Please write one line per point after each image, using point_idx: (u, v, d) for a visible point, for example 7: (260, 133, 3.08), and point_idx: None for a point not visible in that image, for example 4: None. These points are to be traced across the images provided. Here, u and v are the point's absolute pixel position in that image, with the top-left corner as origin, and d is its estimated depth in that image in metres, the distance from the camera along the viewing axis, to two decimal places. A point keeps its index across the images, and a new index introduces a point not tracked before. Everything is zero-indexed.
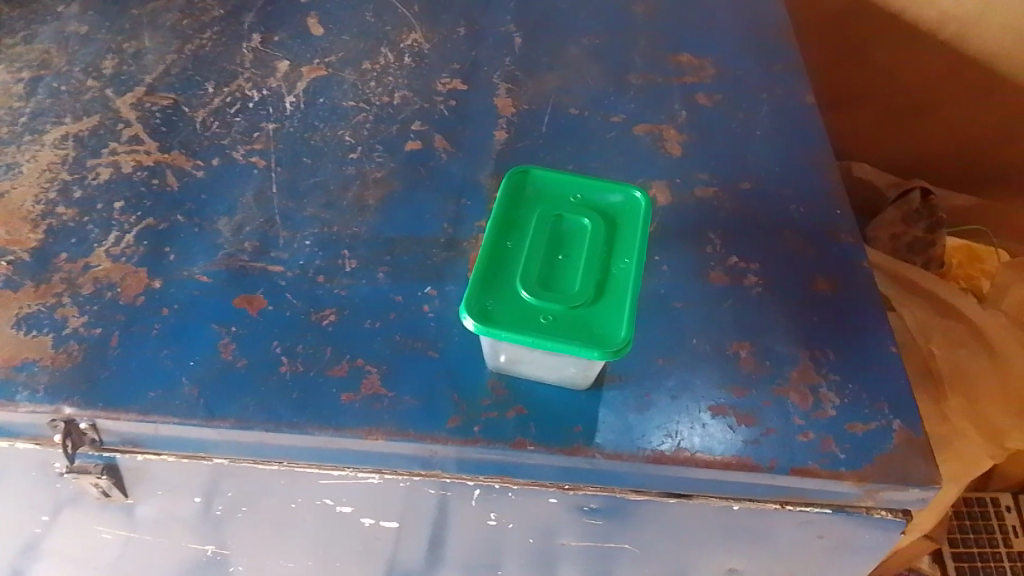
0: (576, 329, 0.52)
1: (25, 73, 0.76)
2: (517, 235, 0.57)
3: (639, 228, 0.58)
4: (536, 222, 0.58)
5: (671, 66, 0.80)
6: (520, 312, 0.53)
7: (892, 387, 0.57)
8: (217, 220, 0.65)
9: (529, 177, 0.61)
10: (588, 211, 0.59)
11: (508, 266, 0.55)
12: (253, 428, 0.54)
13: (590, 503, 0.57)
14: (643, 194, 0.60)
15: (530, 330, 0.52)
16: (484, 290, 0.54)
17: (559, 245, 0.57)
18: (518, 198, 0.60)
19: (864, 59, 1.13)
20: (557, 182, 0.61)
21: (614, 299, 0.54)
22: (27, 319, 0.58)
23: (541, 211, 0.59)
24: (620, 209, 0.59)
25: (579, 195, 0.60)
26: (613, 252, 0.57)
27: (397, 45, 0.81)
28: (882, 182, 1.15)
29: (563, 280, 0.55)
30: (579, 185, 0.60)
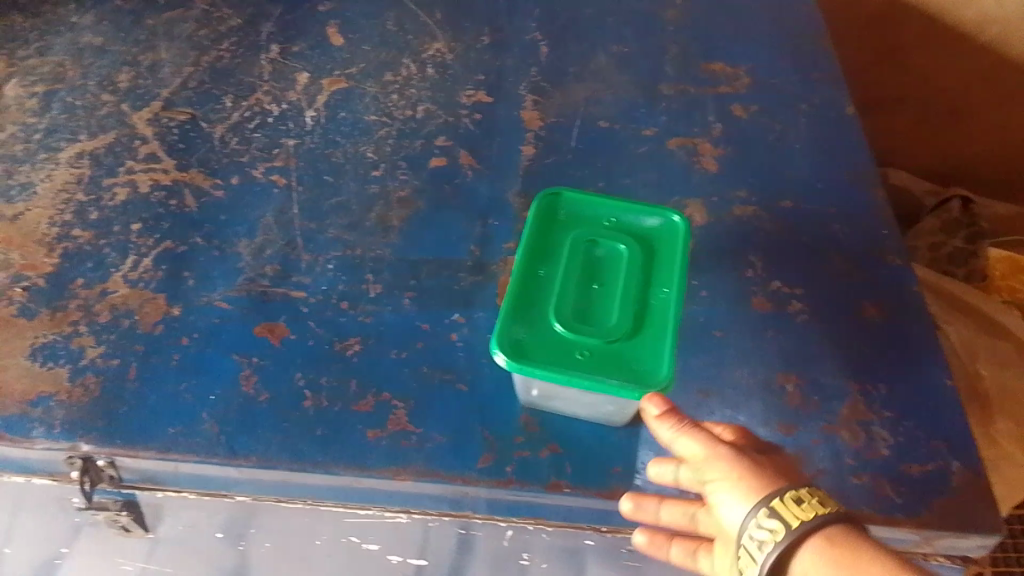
0: (614, 365, 0.49)
1: (39, 87, 0.74)
2: (550, 263, 0.55)
3: (678, 255, 0.55)
4: (569, 248, 0.55)
5: (704, 76, 0.77)
6: (555, 347, 0.50)
7: (946, 424, 0.54)
8: (237, 242, 0.63)
9: (561, 202, 0.58)
10: (623, 237, 0.56)
11: (542, 297, 0.53)
12: (277, 467, 0.52)
13: (627, 544, 0.55)
14: (681, 219, 0.57)
15: (566, 366, 0.49)
16: (516, 323, 0.51)
17: (594, 274, 0.54)
18: (550, 223, 0.57)
19: (899, 65, 1.08)
20: (589, 206, 0.58)
21: (654, 332, 0.51)
22: (42, 349, 0.56)
23: (574, 236, 0.56)
24: (657, 235, 0.57)
25: (612, 220, 0.57)
26: (650, 280, 0.54)
27: (420, 55, 0.78)
28: (916, 189, 1.11)
29: (600, 312, 0.52)
30: (612, 209, 0.58)
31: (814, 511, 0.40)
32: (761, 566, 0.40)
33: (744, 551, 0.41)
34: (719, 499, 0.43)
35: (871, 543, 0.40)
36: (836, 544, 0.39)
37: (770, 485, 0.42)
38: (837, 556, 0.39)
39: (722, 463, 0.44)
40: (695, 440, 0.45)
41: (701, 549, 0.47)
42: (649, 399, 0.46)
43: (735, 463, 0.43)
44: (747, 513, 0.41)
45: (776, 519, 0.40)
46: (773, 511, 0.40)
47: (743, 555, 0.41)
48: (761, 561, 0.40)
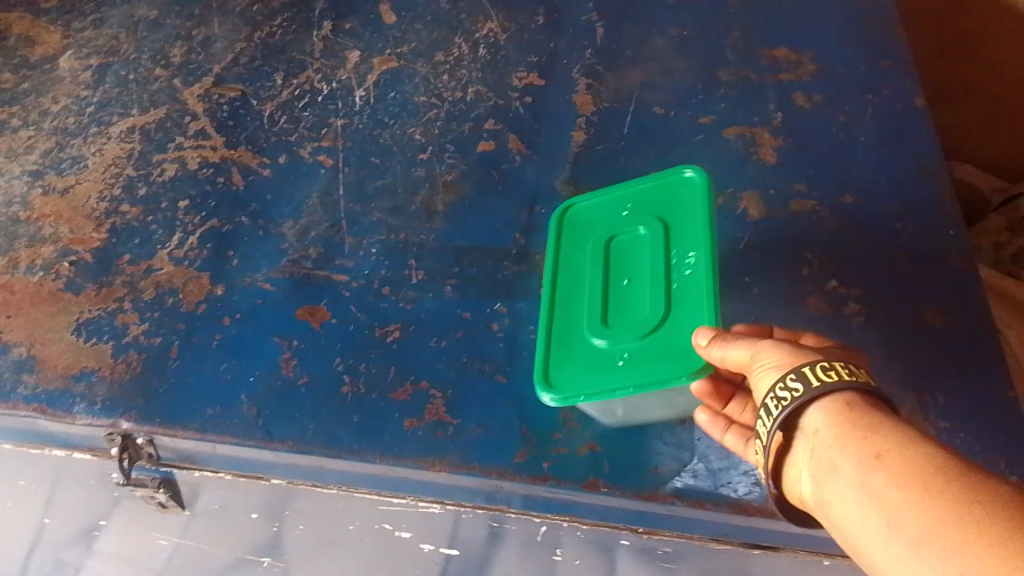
0: (656, 356, 0.47)
1: (94, 59, 0.74)
2: (576, 275, 0.54)
3: (696, 210, 0.53)
4: (591, 253, 0.55)
5: (766, 62, 0.74)
6: (599, 365, 0.49)
7: (1010, 441, 0.51)
8: (282, 223, 0.62)
9: (577, 212, 0.58)
10: (642, 220, 0.55)
11: (573, 313, 0.52)
12: (312, 453, 0.51)
13: (664, 547, 0.54)
14: (693, 172, 0.54)
15: (611, 380, 0.47)
16: (553, 352, 0.51)
17: (621, 267, 0.53)
18: (570, 235, 0.57)
19: (972, 54, 1.03)
20: (605, 205, 0.57)
21: (688, 303, 0.49)
22: (87, 325, 0.57)
23: (596, 238, 0.55)
24: (676, 198, 0.54)
25: (630, 205, 0.56)
26: (676, 247, 0.52)
27: (472, 35, 0.76)
28: (984, 185, 1.05)
29: (633, 307, 0.50)
30: (628, 197, 0.57)
31: (840, 377, 0.39)
32: (773, 423, 0.40)
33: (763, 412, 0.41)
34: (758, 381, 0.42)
35: (895, 413, 0.38)
36: (854, 408, 0.38)
37: (807, 360, 0.41)
38: (851, 417, 0.38)
39: (765, 351, 0.42)
40: (738, 353, 0.42)
41: (755, 440, 0.46)
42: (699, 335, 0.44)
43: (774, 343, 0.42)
44: (777, 377, 0.40)
45: (797, 383, 0.39)
46: (801, 377, 0.39)
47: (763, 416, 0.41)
48: (775, 417, 0.40)
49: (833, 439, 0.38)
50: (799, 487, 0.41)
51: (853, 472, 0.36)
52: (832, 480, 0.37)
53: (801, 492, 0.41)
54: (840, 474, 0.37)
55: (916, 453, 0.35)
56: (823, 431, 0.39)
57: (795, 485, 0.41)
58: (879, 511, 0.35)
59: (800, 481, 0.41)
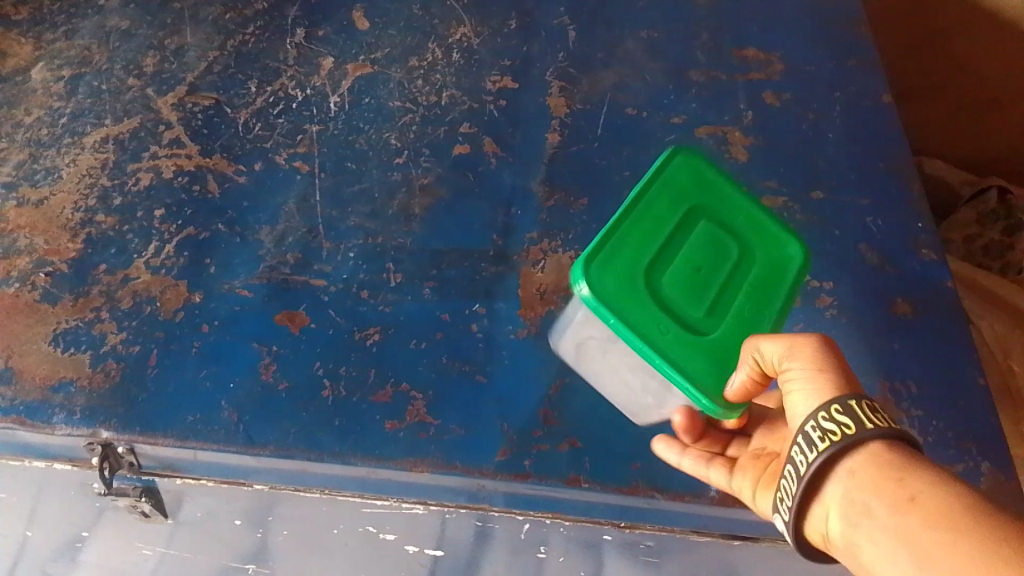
0: (691, 356, 0.48)
1: (66, 70, 0.74)
2: (656, 225, 0.51)
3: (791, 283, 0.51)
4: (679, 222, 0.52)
5: (736, 61, 0.74)
6: (640, 312, 0.48)
7: (977, 426, 0.53)
8: (259, 230, 0.62)
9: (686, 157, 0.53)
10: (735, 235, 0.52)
11: (636, 253, 0.50)
12: (294, 457, 0.52)
13: (646, 540, 0.55)
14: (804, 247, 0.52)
15: (639, 334, 0.47)
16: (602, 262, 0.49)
17: (692, 260, 0.51)
18: (671, 183, 0.53)
19: (939, 53, 1.04)
20: (728, 189, 0.53)
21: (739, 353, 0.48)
22: (64, 335, 0.56)
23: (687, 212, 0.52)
24: (783, 245, 0.52)
25: (738, 214, 0.53)
26: (751, 296, 0.51)
27: (446, 40, 0.76)
28: (955, 178, 1.07)
29: (688, 300, 0.49)
30: (738, 200, 0.53)
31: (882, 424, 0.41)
32: (813, 456, 0.42)
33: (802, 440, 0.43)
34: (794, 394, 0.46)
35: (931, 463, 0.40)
36: (892, 456, 0.40)
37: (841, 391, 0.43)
38: (891, 462, 0.40)
39: (800, 365, 0.45)
40: (768, 351, 0.45)
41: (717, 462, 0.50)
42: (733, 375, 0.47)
43: (817, 348, 0.45)
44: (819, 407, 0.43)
45: (849, 421, 0.41)
46: (845, 408, 0.42)
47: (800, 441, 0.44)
48: (818, 451, 0.42)
49: (872, 485, 0.40)
50: (823, 523, 0.43)
51: (888, 516, 0.39)
52: (865, 523, 0.40)
53: (826, 530, 0.43)
54: (874, 517, 0.39)
55: (950, 496, 0.37)
56: (859, 473, 0.41)
57: (819, 520, 0.43)
58: (910, 555, 0.37)
59: (827, 521, 0.43)
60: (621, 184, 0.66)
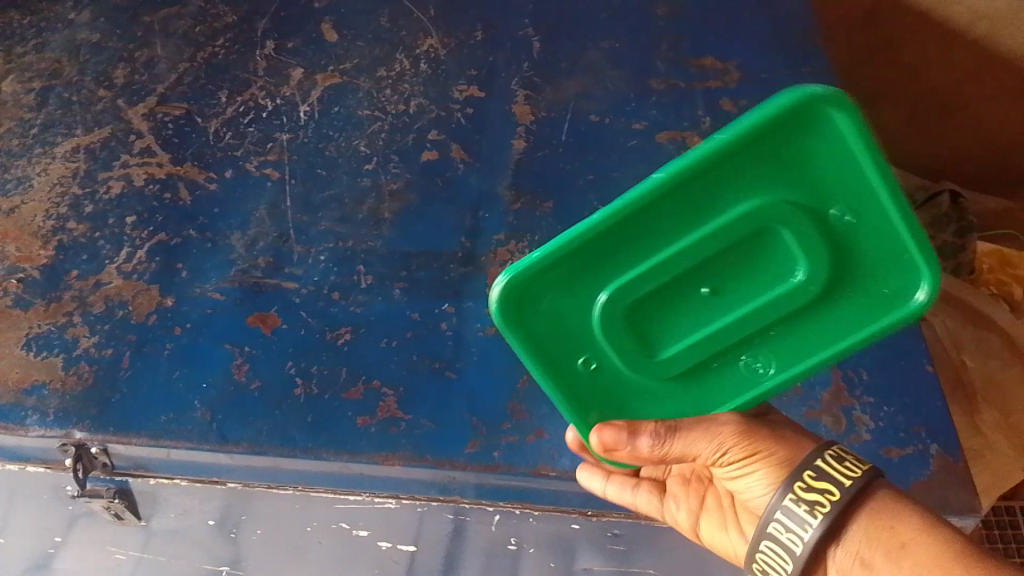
0: (603, 387, 0.51)
1: (36, 83, 0.75)
2: (716, 199, 0.44)
3: (852, 321, 0.48)
4: (758, 190, 0.44)
5: (694, 70, 0.77)
6: (567, 335, 0.49)
7: (927, 410, 0.56)
8: (230, 235, 0.63)
9: (841, 128, 0.41)
10: (820, 260, 0.45)
11: (654, 240, 0.46)
12: (267, 453, 0.53)
13: (613, 528, 0.57)
14: (930, 300, 0.46)
15: (558, 352, 0.50)
16: (578, 263, 0.47)
17: (726, 272, 0.47)
18: (785, 135, 0.42)
19: (892, 63, 1.08)
20: (837, 185, 0.43)
21: (700, 382, 0.51)
22: (37, 339, 0.57)
23: (790, 189, 0.44)
24: (876, 278, 0.46)
25: (849, 211, 0.44)
26: (781, 322, 0.48)
27: (413, 51, 0.78)
28: (910, 184, 1.11)
29: (676, 307, 0.48)
30: (868, 203, 0.44)
31: (859, 468, 0.44)
32: (812, 530, 0.44)
33: (790, 518, 0.45)
34: (745, 477, 0.49)
35: (902, 495, 0.45)
36: (878, 509, 0.44)
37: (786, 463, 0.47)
38: (880, 507, 0.44)
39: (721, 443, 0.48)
40: (698, 449, 0.48)
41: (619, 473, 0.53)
42: (604, 428, 0.48)
43: (741, 424, 0.48)
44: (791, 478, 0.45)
45: (834, 480, 0.44)
46: (820, 472, 0.45)
47: (782, 519, 0.45)
48: (814, 524, 0.44)
49: (864, 539, 0.43)
50: None
51: (886, 563, 0.43)
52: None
53: None
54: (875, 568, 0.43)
55: (940, 540, 0.41)
56: (853, 534, 0.44)
57: None
58: None
59: None
60: (585, 187, 0.68)
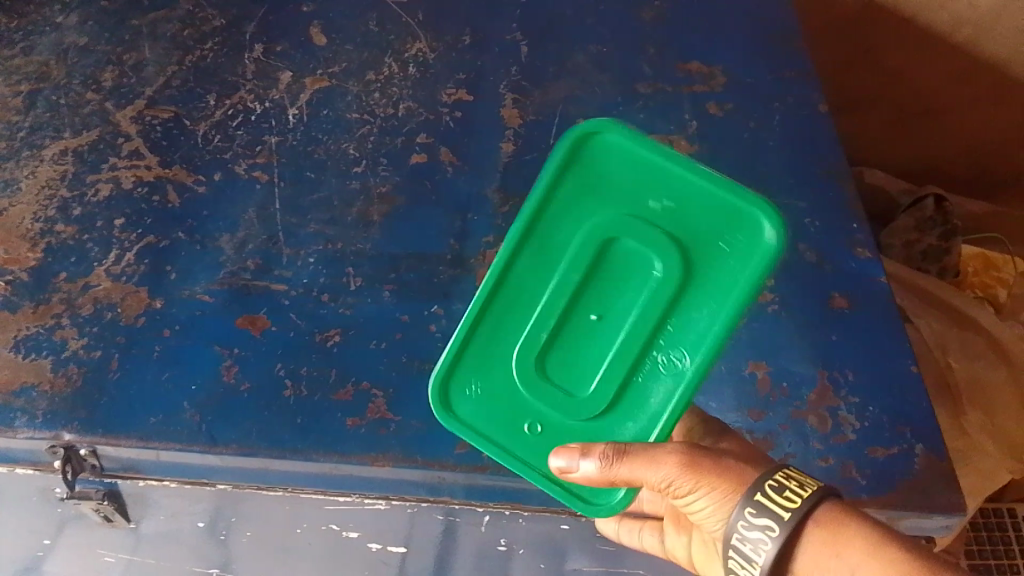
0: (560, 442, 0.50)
1: (24, 85, 0.75)
2: (552, 232, 0.49)
3: (732, 276, 0.48)
4: (584, 216, 0.48)
5: (681, 74, 0.77)
6: (505, 413, 0.51)
7: (911, 410, 0.57)
8: (219, 237, 0.63)
9: (611, 145, 0.47)
10: (670, 245, 0.47)
11: (524, 298, 0.49)
12: (257, 454, 0.53)
13: (603, 529, 0.56)
14: (780, 235, 0.46)
15: (502, 435, 0.51)
16: (474, 357, 0.50)
17: (603, 296, 0.49)
18: (579, 164, 0.48)
19: (876, 68, 1.09)
20: (634, 168, 0.48)
21: (631, 413, 0.50)
22: (25, 341, 0.57)
23: (606, 205, 0.48)
24: (721, 235, 0.48)
25: (660, 196, 0.48)
26: (673, 321, 0.49)
27: (402, 55, 0.78)
28: (895, 188, 1.11)
29: (581, 348, 0.50)
30: (671, 179, 0.47)
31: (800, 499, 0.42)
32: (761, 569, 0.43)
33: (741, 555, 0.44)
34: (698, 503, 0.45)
35: (850, 512, 0.43)
36: (824, 538, 0.42)
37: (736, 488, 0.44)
38: (825, 536, 0.42)
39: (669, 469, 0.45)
40: (645, 475, 0.45)
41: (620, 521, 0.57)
42: (558, 453, 0.47)
43: (686, 453, 0.44)
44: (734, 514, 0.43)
45: (775, 511, 0.42)
46: (760, 509, 0.42)
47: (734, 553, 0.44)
48: (762, 565, 0.43)
49: (815, 566, 0.42)
50: None
51: None
52: None
53: None
54: None
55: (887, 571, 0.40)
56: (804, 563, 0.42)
57: None
58: None
59: None
60: None
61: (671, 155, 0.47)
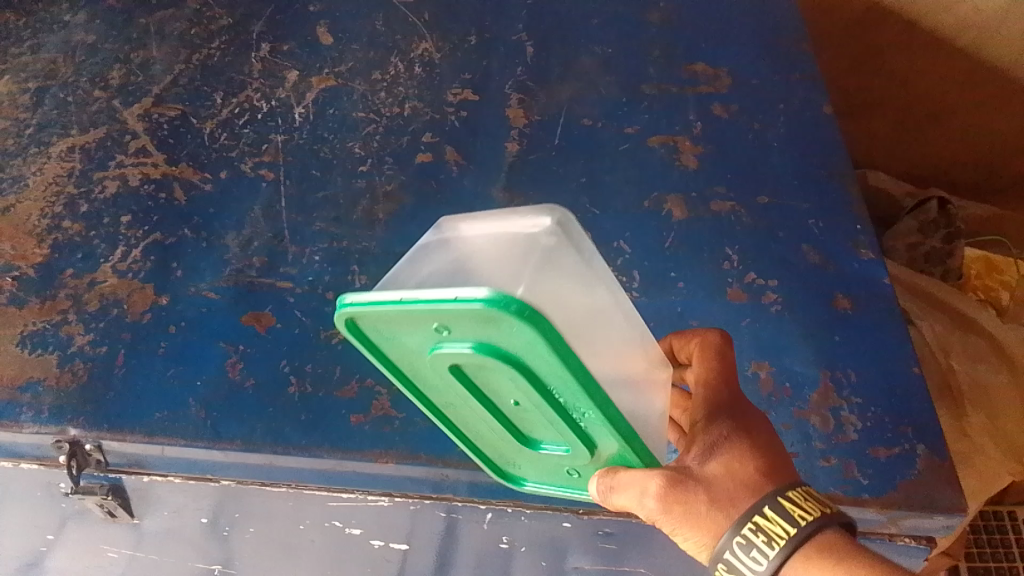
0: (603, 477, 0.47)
1: (32, 83, 0.75)
2: (421, 377, 0.42)
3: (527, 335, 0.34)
4: (418, 351, 0.39)
5: (686, 75, 0.78)
6: (549, 476, 0.48)
7: (914, 411, 0.57)
8: (225, 235, 0.64)
9: (367, 317, 0.37)
10: (489, 337, 0.35)
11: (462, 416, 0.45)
12: (261, 450, 0.53)
13: (606, 527, 0.56)
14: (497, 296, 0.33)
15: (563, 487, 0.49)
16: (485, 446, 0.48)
17: (501, 389, 0.40)
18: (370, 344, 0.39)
19: (879, 70, 1.09)
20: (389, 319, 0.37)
21: (592, 442, 0.42)
22: (31, 337, 0.58)
23: (423, 342, 0.38)
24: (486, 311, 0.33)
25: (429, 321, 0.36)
26: (550, 379, 0.38)
27: (408, 55, 0.78)
28: (898, 190, 1.11)
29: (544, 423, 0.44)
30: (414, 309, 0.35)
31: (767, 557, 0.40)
32: None
33: None
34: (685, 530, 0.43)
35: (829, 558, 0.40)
36: None
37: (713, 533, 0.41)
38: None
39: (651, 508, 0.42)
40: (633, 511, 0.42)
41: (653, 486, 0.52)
42: (590, 481, 0.43)
43: (661, 496, 0.41)
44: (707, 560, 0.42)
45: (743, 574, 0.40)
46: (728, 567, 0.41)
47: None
48: None
49: None
50: None
51: None
52: None
53: None
54: None
55: None
56: None
57: None
58: None
59: None
60: (578, 190, 0.68)
61: (405, 296, 0.35)
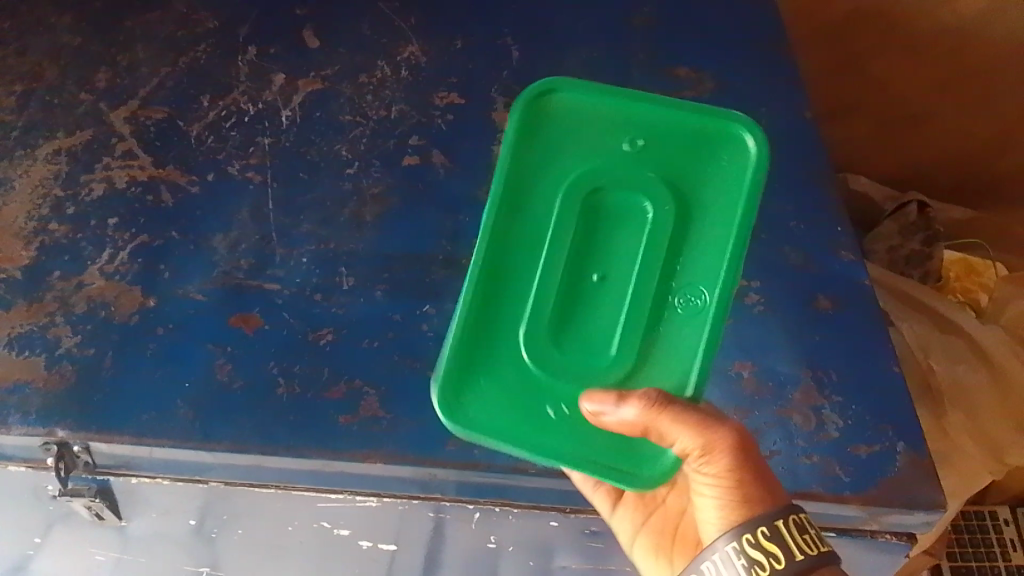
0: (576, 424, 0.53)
1: (17, 86, 0.75)
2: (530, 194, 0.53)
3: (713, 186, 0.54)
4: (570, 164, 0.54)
5: (670, 80, 0.78)
6: (522, 398, 0.53)
7: (892, 409, 0.58)
8: (212, 237, 0.64)
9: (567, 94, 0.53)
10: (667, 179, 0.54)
11: (528, 253, 0.53)
12: (250, 451, 0.54)
13: (591, 525, 0.58)
14: (755, 146, 0.54)
15: (524, 423, 0.53)
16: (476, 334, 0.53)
17: (608, 247, 0.54)
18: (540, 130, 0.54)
19: (860, 73, 1.11)
20: (590, 114, 0.54)
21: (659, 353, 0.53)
22: (19, 339, 0.58)
23: (592, 157, 0.54)
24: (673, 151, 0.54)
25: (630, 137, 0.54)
26: (679, 247, 0.53)
27: (394, 58, 0.78)
28: (878, 194, 1.13)
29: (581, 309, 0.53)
30: (635, 118, 0.54)
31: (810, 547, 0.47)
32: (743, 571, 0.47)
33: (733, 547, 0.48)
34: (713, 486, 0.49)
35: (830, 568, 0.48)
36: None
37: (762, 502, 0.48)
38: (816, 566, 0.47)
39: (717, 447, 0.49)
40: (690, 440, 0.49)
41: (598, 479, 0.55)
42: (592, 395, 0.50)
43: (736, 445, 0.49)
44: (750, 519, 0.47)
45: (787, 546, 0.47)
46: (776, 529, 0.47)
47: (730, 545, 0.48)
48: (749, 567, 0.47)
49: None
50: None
51: None
52: None
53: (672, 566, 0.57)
54: None
55: None
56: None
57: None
58: None
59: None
60: None
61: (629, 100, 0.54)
